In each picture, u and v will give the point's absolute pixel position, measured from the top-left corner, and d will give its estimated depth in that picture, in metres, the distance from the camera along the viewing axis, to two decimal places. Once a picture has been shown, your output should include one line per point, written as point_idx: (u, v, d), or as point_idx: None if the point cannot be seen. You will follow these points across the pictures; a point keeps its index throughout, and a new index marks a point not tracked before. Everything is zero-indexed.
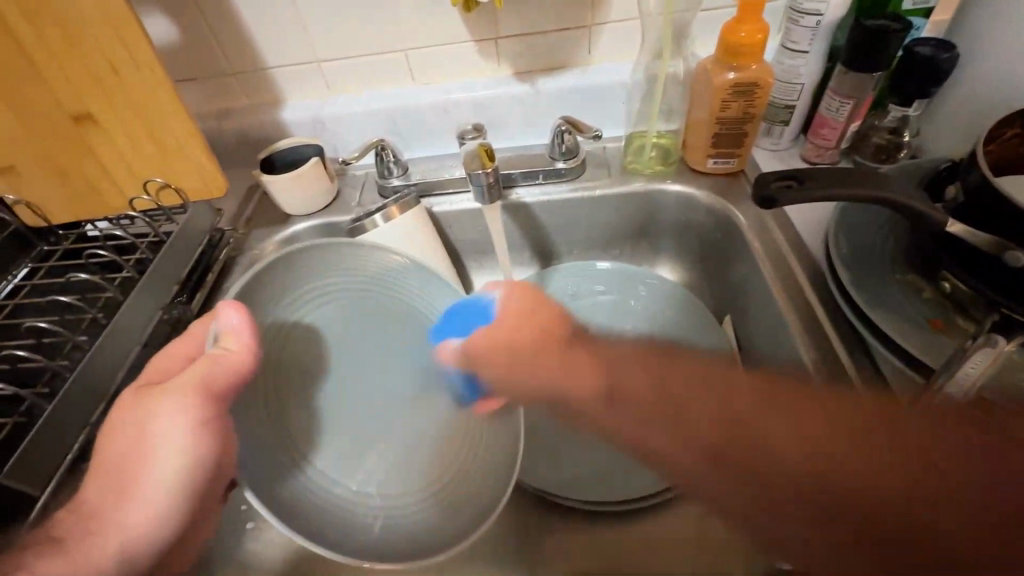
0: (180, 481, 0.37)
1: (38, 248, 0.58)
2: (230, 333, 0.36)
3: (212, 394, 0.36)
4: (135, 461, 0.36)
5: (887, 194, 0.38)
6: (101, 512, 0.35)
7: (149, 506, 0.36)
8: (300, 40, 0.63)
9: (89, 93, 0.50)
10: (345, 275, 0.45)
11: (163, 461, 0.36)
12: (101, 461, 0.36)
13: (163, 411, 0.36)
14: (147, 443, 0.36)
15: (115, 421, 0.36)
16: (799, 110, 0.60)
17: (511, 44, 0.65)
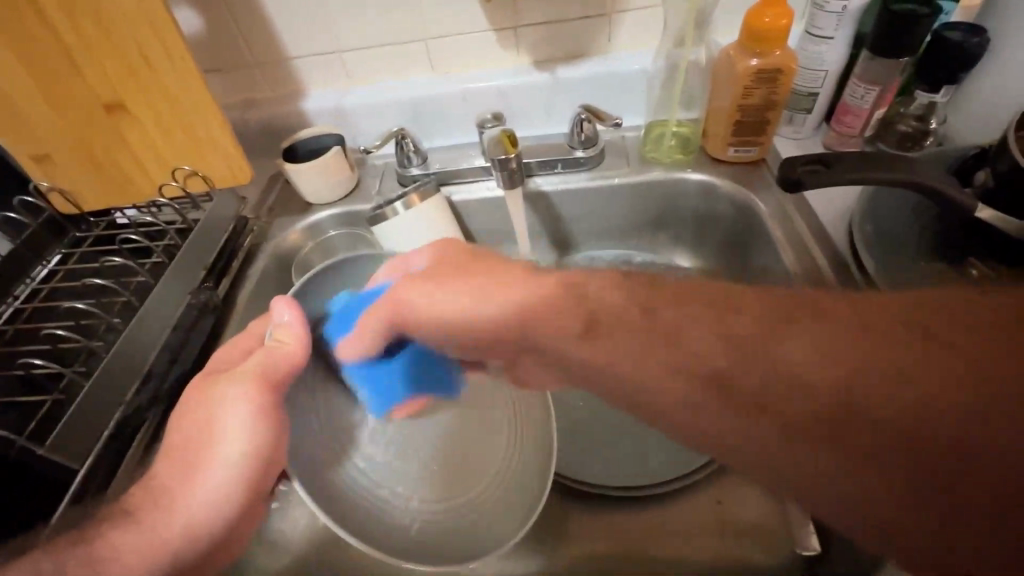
0: (240, 464, 0.37)
1: (71, 235, 0.60)
2: (284, 327, 0.39)
3: (268, 383, 0.37)
4: (199, 447, 0.37)
5: (916, 179, 0.37)
6: (164, 495, 0.37)
7: (214, 485, 0.37)
8: (321, 31, 0.64)
9: (120, 82, 0.52)
10: (382, 285, 0.49)
11: (226, 444, 0.37)
12: (174, 443, 0.38)
13: (228, 396, 0.38)
14: (216, 425, 0.38)
15: (189, 405, 0.39)
16: (823, 96, 0.59)
17: (531, 33, 0.65)
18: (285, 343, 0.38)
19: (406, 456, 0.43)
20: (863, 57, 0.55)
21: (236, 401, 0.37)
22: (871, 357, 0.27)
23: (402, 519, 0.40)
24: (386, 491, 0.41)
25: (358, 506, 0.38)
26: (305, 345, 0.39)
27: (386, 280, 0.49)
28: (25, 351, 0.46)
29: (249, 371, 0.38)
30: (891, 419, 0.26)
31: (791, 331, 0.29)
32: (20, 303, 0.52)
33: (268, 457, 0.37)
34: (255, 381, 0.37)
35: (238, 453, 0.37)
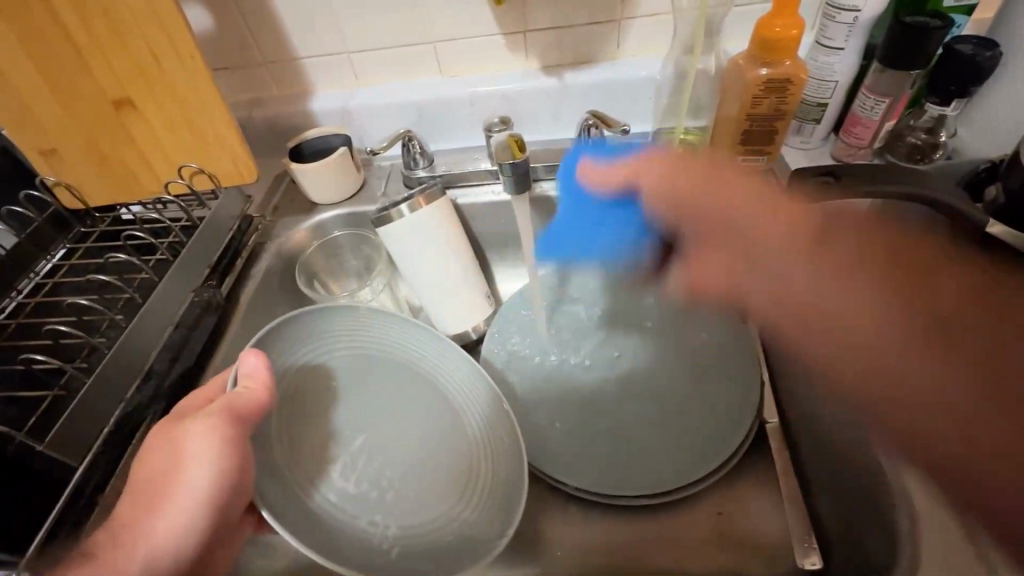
0: (207, 498, 0.35)
1: (75, 230, 0.60)
2: (249, 369, 0.38)
3: (235, 418, 0.36)
4: (171, 474, 0.35)
5: (927, 193, 0.37)
6: (121, 537, 0.33)
7: (181, 521, 0.34)
8: (331, 32, 0.64)
9: (129, 79, 0.52)
10: (352, 334, 0.47)
11: (192, 478, 0.35)
12: (136, 479, 0.35)
13: (190, 433, 0.36)
14: (178, 462, 0.35)
15: (148, 446, 0.37)
16: (833, 107, 0.59)
17: (540, 38, 0.65)
18: (250, 388, 0.37)
19: (381, 488, 0.44)
20: (874, 69, 0.55)
21: (201, 436, 0.35)
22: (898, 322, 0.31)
23: (378, 543, 0.40)
24: (361, 520, 0.41)
25: (336, 534, 0.38)
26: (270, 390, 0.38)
27: (357, 330, 0.47)
28: (28, 345, 0.46)
29: (213, 410, 0.36)
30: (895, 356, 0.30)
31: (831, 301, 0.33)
32: (23, 298, 0.52)
33: (235, 491, 0.36)
34: (221, 418, 0.36)
35: (201, 488, 0.35)
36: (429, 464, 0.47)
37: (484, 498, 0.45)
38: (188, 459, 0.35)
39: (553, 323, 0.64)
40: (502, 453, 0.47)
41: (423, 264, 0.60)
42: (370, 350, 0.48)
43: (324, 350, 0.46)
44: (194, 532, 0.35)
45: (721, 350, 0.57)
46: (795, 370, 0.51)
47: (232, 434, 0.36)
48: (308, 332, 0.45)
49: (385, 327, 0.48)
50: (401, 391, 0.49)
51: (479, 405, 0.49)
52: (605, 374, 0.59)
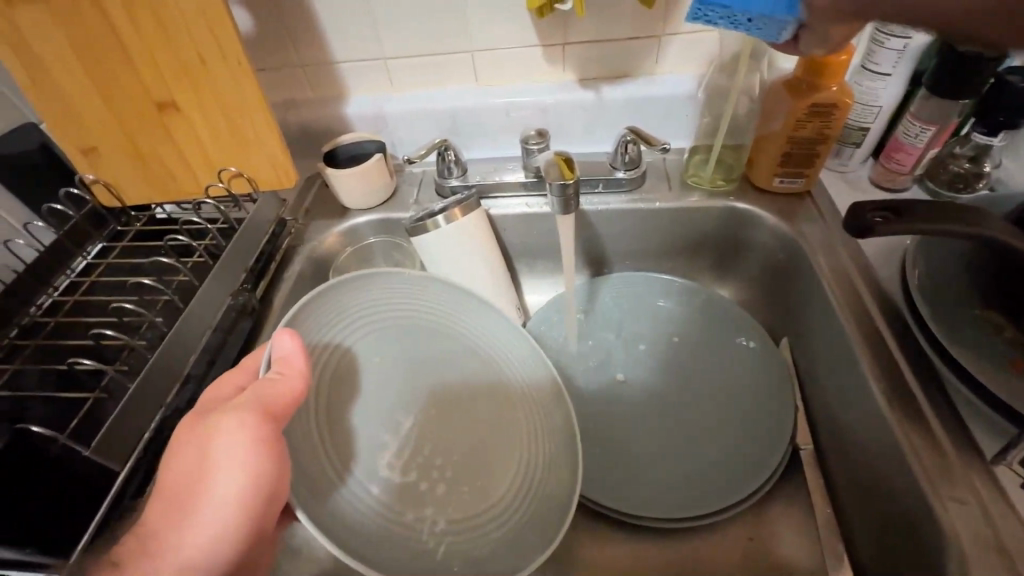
0: (241, 501, 0.32)
1: (110, 227, 0.60)
2: (283, 360, 0.34)
3: (272, 414, 0.33)
4: (197, 480, 0.32)
5: (984, 230, 0.37)
6: (155, 540, 0.31)
7: (213, 525, 0.32)
8: (370, 38, 0.64)
9: (175, 81, 0.52)
10: (394, 305, 0.46)
11: (225, 477, 0.32)
12: (165, 479, 0.33)
13: (222, 429, 0.33)
14: (209, 462, 0.32)
15: (175, 441, 0.33)
16: (874, 132, 0.58)
17: (579, 51, 0.64)
18: (285, 375, 0.34)
19: (423, 479, 0.43)
20: (920, 96, 0.54)
21: (232, 435, 0.32)
22: None
23: (423, 545, 0.39)
24: (405, 516, 0.40)
25: (381, 538, 0.37)
26: (307, 376, 0.34)
27: (396, 301, 0.46)
28: (68, 345, 0.46)
29: (243, 404, 0.33)
30: None
31: None
32: (59, 296, 0.52)
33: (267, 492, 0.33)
34: (254, 414, 0.33)
35: (236, 490, 0.32)
36: (464, 454, 0.46)
37: (528, 485, 0.46)
38: (217, 462, 0.32)
39: (582, 336, 0.63)
40: (547, 429, 0.49)
41: (456, 273, 0.60)
42: (412, 323, 0.47)
43: (364, 324, 0.44)
44: (230, 536, 0.32)
45: (753, 372, 0.57)
46: (831, 398, 0.50)
47: (268, 428, 0.33)
48: (349, 303, 0.43)
49: (428, 298, 0.47)
50: (436, 367, 0.47)
51: (523, 377, 0.50)
52: (635, 392, 0.59)
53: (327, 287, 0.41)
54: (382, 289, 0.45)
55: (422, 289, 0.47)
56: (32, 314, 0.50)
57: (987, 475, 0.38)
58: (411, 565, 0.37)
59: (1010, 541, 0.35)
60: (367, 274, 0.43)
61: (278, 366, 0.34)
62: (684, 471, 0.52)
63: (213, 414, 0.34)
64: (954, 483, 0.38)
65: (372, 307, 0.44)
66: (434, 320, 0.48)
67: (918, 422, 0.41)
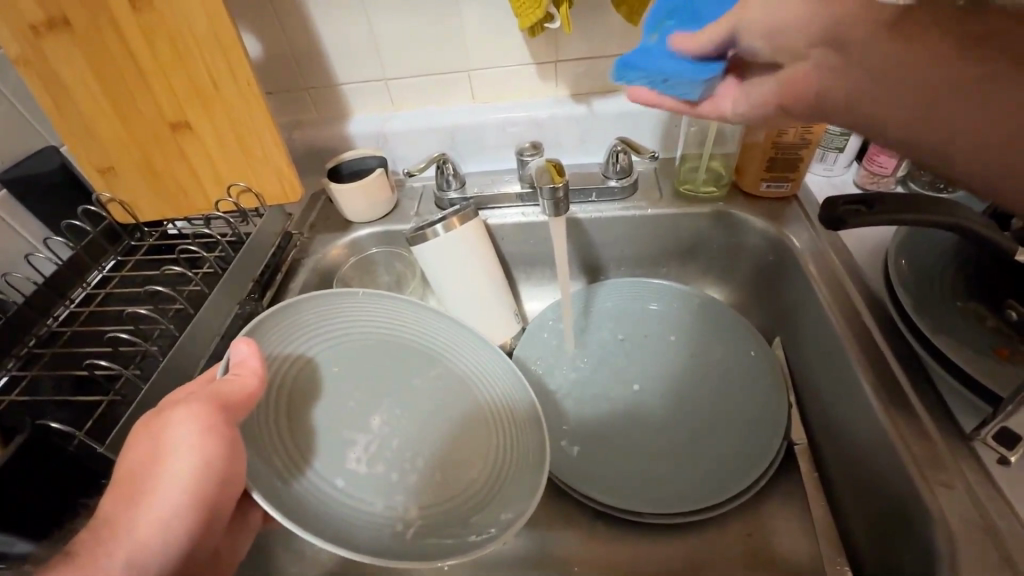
0: (196, 487, 0.34)
1: (125, 243, 0.62)
2: (239, 362, 0.37)
3: (228, 408, 0.35)
4: (149, 469, 0.33)
5: (955, 219, 0.39)
6: (104, 531, 0.31)
7: (164, 512, 0.33)
8: (372, 60, 0.68)
9: (188, 103, 0.55)
10: (362, 320, 0.48)
11: (179, 465, 0.33)
12: (119, 471, 0.33)
13: (179, 419, 0.35)
14: (165, 451, 0.34)
15: (132, 436, 0.35)
16: (856, 137, 0.61)
17: (570, 68, 0.68)
18: (242, 375, 0.36)
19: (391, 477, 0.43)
20: None
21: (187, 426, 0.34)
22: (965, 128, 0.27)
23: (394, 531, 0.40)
24: (372, 509, 0.40)
25: (348, 525, 0.38)
26: (262, 376, 0.37)
27: (357, 312, 0.48)
28: (85, 351, 0.49)
29: (200, 397, 0.35)
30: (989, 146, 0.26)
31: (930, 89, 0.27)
32: (75, 306, 0.54)
33: (222, 479, 0.34)
34: (209, 407, 0.34)
35: (189, 477, 0.34)
36: (434, 450, 0.46)
37: (495, 481, 0.46)
38: (169, 452, 0.34)
39: (579, 340, 0.65)
40: (514, 422, 0.49)
41: (455, 281, 0.62)
42: (380, 336, 0.49)
43: (326, 335, 0.46)
44: (181, 521, 0.33)
45: (747, 372, 0.58)
46: (824, 393, 0.51)
47: (220, 422, 0.34)
48: (314, 318, 0.45)
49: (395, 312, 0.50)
50: (403, 371, 0.49)
51: (487, 374, 0.51)
52: (632, 394, 0.60)
53: (284, 303, 0.43)
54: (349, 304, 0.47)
55: (382, 302, 0.49)
56: (50, 324, 0.52)
57: (976, 460, 0.38)
58: (380, 546, 0.37)
59: (1000, 523, 0.36)
60: (325, 292, 0.46)
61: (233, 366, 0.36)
62: (681, 468, 0.52)
63: (167, 411, 0.35)
64: (943, 468, 0.38)
65: (334, 319, 0.46)
66: (398, 327, 0.50)
67: (905, 410, 0.42)
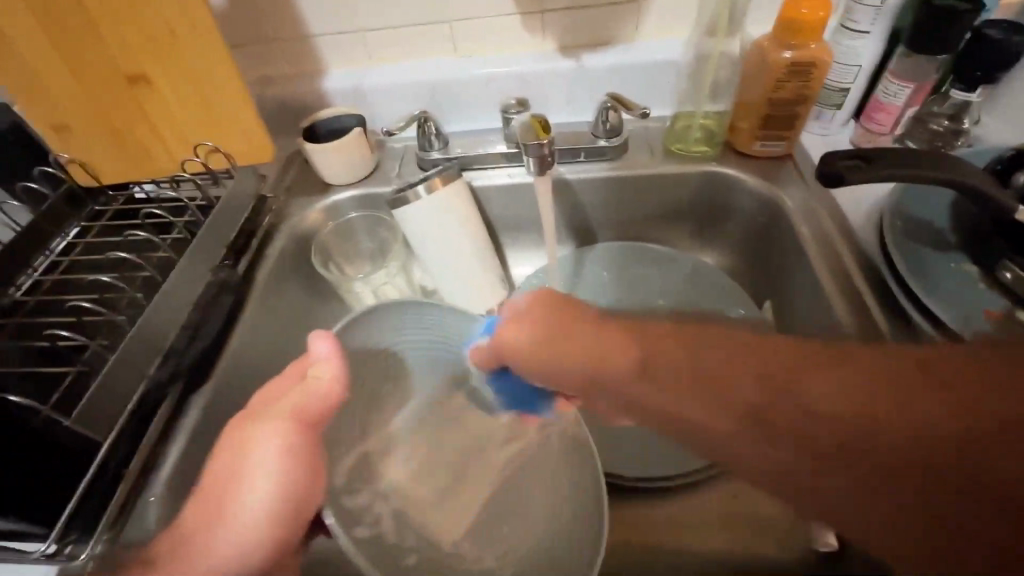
0: (271, 503, 0.40)
1: (89, 208, 0.59)
2: (320, 361, 0.41)
3: (306, 423, 0.41)
4: (229, 480, 0.39)
5: (953, 176, 0.38)
6: (185, 541, 0.37)
7: (241, 524, 0.39)
8: (346, 9, 0.63)
9: (146, 55, 0.51)
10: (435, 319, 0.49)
11: (257, 481, 0.40)
12: (206, 478, 0.39)
13: (258, 436, 0.40)
14: (246, 462, 0.40)
15: (224, 441, 0.40)
16: (854, 93, 0.58)
17: (558, 18, 0.64)
18: (321, 375, 0.41)
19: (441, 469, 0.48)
20: (899, 54, 0.55)
21: (268, 440, 0.40)
22: (876, 396, 0.27)
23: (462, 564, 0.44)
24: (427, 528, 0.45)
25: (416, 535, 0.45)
26: (337, 377, 0.41)
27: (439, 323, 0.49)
28: (47, 322, 0.46)
29: (279, 416, 0.40)
30: (873, 445, 0.27)
31: (818, 371, 0.29)
32: (39, 275, 0.51)
33: (294, 496, 0.40)
34: (288, 424, 0.40)
35: (265, 496, 0.39)
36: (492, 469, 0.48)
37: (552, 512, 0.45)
38: (250, 467, 0.40)
39: None
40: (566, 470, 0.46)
41: (440, 246, 0.59)
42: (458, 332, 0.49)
43: (408, 340, 0.49)
44: (262, 531, 0.39)
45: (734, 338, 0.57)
46: None
47: (297, 436, 0.40)
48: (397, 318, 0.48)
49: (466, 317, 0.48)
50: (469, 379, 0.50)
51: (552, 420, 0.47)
52: None
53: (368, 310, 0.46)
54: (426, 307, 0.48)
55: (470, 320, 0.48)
56: (12, 294, 0.49)
57: None
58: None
59: None
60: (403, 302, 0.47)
61: (311, 365, 0.42)
62: None
63: (248, 424, 0.41)
64: None
65: (412, 330, 0.49)
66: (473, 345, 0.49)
67: None
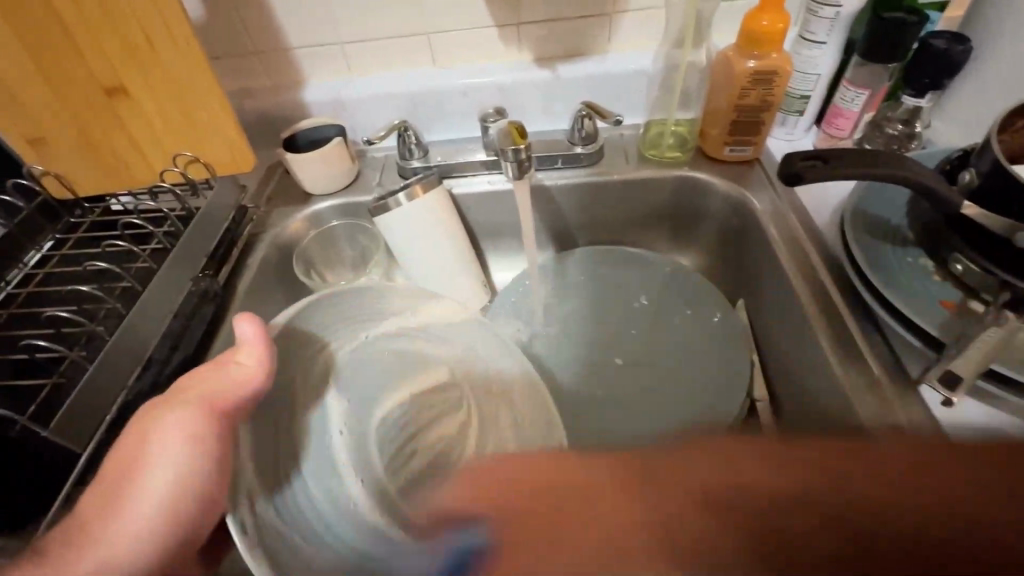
0: (171, 496, 0.36)
1: (64, 220, 0.58)
2: (244, 343, 0.41)
3: (218, 410, 0.38)
4: (127, 472, 0.36)
5: (904, 172, 0.40)
6: (72, 539, 0.33)
7: (134, 524, 0.35)
8: (325, 22, 0.64)
9: (124, 67, 0.52)
10: (399, 344, 0.54)
11: (157, 474, 0.36)
12: (104, 467, 0.36)
13: (167, 423, 0.37)
14: (147, 452, 0.36)
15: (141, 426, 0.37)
16: (815, 100, 0.61)
17: (533, 30, 0.66)
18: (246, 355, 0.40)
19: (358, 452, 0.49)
20: (854, 63, 0.58)
21: (175, 428, 0.37)
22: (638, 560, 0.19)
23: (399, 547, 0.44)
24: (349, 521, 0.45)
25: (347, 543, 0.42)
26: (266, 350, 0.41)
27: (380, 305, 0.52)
28: (24, 335, 0.46)
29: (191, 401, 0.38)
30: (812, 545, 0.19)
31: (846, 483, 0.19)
32: (13, 288, 0.50)
33: (198, 489, 0.37)
34: (203, 413, 0.38)
35: (159, 492, 0.36)
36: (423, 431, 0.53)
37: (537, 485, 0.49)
38: (151, 455, 0.36)
39: (550, 308, 0.65)
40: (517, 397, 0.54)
41: (422, 252, 0.60)
42: (429, 385, 0.55)
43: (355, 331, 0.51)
44: (140, 537, 0.35)
45: (710, 337, 0.59)
46: (783, 351, 0.53)
47: (193, 424, 0.37)
48: (379, 321, 0.52)
49: (462, 329, 0.54)
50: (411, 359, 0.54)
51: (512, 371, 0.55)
52: (606, 363, 0.60)
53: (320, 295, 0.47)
54: (393, 306, 0.52)
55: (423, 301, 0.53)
56: None
57: (923, 406, 0.41)
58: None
59: None
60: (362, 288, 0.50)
61: (248, 376, 0.40)
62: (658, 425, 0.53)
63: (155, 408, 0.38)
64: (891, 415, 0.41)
65: (358, 326, 0.51)
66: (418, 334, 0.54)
67: (858, 365, 0.44)
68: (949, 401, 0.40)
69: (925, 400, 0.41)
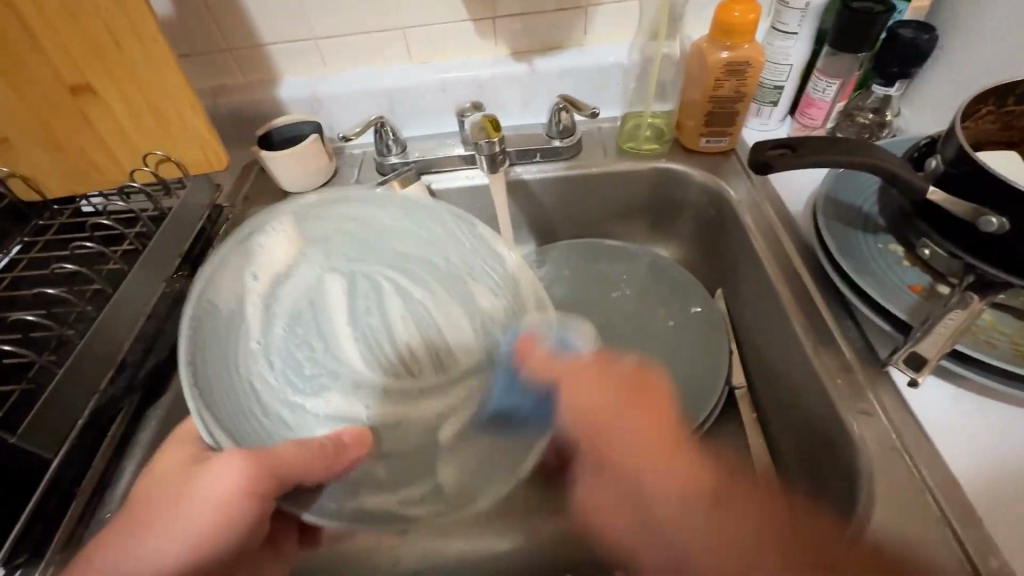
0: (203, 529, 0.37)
1: (32, 223, 0.56)
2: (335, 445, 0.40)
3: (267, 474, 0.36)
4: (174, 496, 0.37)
5: (872, 159, 0.41)
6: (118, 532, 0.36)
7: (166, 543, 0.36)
8: (298, 18, 0.63)
9: (89, 64, 0.50)
10: (285, 301, 0.47)
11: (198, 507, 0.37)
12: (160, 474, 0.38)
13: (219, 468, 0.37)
14: (194, 489, 0.37)
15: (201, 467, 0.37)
16: (788, 90, 0.62)
17: (509, 24, 0.66)
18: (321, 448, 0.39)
19: (391, 388, 0.48)
20: (826, 53, 0.59)
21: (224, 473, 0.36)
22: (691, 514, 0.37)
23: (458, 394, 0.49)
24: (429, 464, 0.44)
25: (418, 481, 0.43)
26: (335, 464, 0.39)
27: (236, 291, 0.43)
28: None
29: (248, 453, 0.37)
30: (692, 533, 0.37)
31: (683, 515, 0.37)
32: None
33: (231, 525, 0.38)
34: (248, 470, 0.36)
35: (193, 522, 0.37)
36: (430, 332, 0.50)
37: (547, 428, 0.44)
38: (197, 491, 0.37)
39: None
40: (449, 237, 0.51)
41: None
42: (366, 286, 0.50)
43: (259, 334, 0.44)
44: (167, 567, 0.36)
45: (690, 327, 0.60)
46: (760, 339, 0.54)
47: (260, 483, 0.36)
48: (238, 294, 0.43)
49: (342, 214, 0.48)
50: (321, 309, 0.48)
51: (434, 234, 0.51)
52: None
53: (187, 361, 0.37)
54: (229, 285, 0.43)
55: (240, 259, 0.43)
56: None
57: (894, 388, 0.42)
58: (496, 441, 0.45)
59: (910, 443, 0.39)
60: (195, 322, 0.39)
61: (345, 455, 0.40)
62: None
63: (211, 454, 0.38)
64: (863, 398, 0.42)
65: (247, 335, 0.43)
66: (288, 282, 0.47)
67: (831, 350, 0.45)
68: (914, 382, 0.41)
69: (893, 380, 0.42)
